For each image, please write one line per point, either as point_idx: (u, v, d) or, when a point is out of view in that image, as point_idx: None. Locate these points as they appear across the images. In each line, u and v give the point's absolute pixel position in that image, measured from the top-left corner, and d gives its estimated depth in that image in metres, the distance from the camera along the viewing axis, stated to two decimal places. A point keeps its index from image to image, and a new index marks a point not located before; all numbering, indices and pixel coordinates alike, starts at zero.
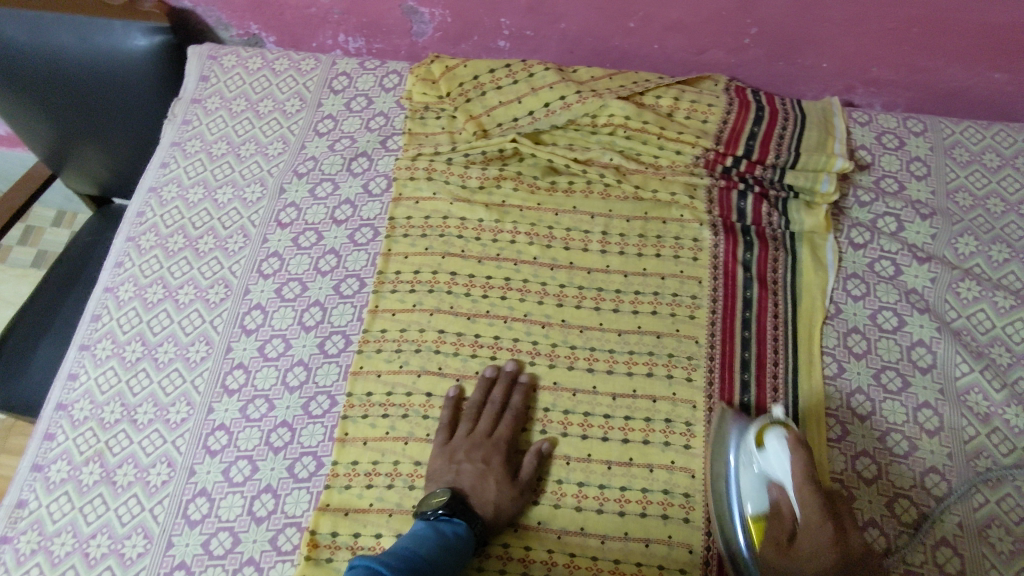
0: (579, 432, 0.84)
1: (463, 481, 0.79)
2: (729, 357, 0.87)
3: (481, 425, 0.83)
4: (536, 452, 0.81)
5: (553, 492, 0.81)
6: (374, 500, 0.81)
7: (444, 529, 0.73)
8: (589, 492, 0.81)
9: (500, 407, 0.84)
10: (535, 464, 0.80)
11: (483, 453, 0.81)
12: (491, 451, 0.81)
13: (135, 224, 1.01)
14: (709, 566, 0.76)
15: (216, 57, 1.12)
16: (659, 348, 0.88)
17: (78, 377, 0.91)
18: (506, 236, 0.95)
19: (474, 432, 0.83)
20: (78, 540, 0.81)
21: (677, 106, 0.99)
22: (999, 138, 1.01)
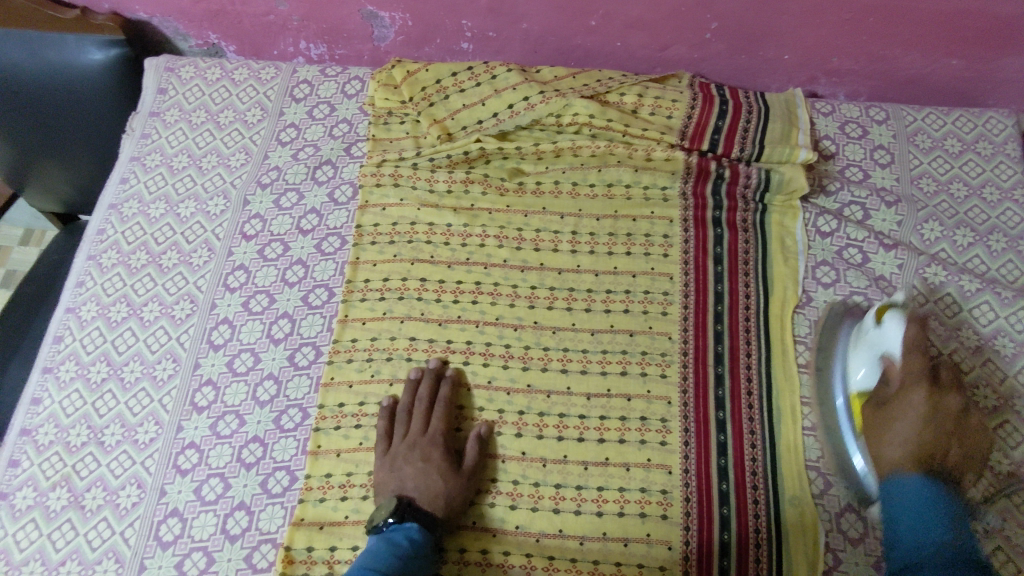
0: (555, 434, 0.83)
1: (408, 485, 0.78)
2: (703, 351, 0.87)
3: (414, 425, 0.82)
4: (475, 437, 0.82)
5: (530, 494, 0.80)
6: (349, 512, 0.80)
7: (397, 538, 0.73)
8: (566, 494, 0.80)
9: (428, 402, 0.83)
10: (478, 449, 0.81)
11: (422, 450, 0.80)
12: (429, 449, 0.80)
13: (96, 242, 0.99)
14: (689, 563, 0.77)
15: (174, 69, 1.10)
16: (632, 347, 0.88)
17: (42, 401, 0.88)
18: (476, 240, 0.95)
19: (409, 434, 0.82)
20: (46, 568, 0.79)
21: (641, 103, 0.99)
22: (959, 123, 1.02)
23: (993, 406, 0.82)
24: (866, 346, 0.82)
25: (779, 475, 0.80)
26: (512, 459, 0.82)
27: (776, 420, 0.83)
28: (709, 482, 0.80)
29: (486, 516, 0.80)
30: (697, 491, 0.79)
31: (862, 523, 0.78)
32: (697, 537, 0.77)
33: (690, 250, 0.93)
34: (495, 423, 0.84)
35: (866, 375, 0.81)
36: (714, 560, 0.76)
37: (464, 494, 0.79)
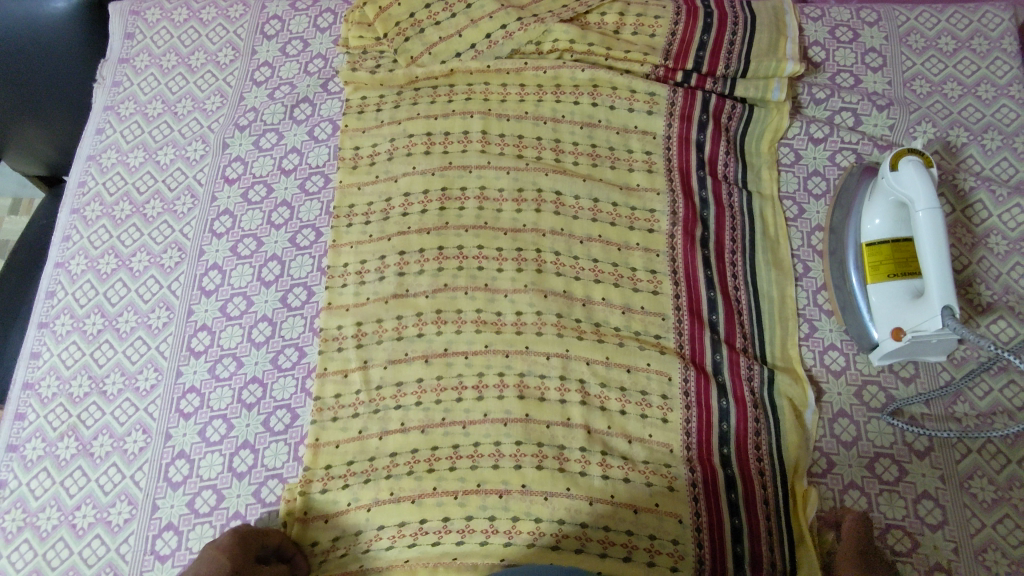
0: (555, 331, 0.83)
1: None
2: (693, 277, 0.86)
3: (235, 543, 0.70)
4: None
5: (533, 454, 0.78)
6: (361, 428, 0.80)
7: None
8: (571, 455, 0.78)
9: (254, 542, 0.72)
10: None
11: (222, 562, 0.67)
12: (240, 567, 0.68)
13: (78, 195, 0.98)
14: (697, 487, 0.77)
15: (139, 12, 1.07)
16: (625, 325, 0.84)
17: (41, 355, 0.89)
18: (457, 147, 0.93)
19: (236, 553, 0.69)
20: (63, 513, 0.81)
21: (623, 21, 0.96)
22: (953, 20, 0.98)
23: (986, 301, 0.84)
24: (884, 195, 0.80)
25: (775, 395, 0.81)
26: (518, 357, 0.82)
27: (769, 348, 0.84)
28: (709, 405, 0.80)
29: (490, 479, 0.77)
30: (697, 411, 0.80)
31: (856, 425, 0.81)
32: (697, 456, 0.78)
33: (674, 176, 0.91)
34: (494, 386, 0.81)
35: (881, 223, 0.81)
36: (721, 493, 0.77)
37: None
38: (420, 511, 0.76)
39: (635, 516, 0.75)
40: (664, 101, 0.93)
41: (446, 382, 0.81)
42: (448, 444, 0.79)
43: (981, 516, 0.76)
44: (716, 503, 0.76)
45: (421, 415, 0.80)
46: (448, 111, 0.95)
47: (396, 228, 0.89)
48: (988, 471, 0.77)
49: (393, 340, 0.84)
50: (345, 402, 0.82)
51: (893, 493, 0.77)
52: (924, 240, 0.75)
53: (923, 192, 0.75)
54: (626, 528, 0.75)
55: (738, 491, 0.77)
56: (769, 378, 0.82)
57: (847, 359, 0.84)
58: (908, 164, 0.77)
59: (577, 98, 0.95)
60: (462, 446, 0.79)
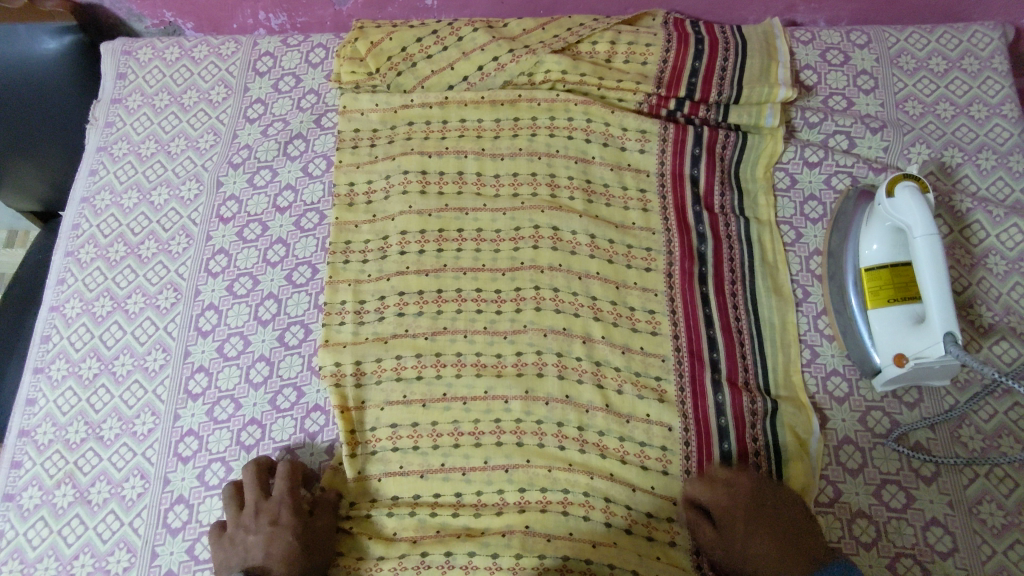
0: (556, 372, 0.83)
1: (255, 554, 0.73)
2: (693, 316, 0.85)
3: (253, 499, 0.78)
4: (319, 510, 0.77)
5: (537, 500, 0.78)
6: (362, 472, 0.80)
7: None
8: (575, 499, 0.78)
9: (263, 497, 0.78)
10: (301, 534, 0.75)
11: (267, 512, 0.76)
12: (276, 507, 0.76)
13: (72, 237, 0.97)
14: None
15: (131, 51, 1.07)
16: (626, 365, 0.83)
17: (37, 402, 0.88)
18: (451, 189, 0.93)
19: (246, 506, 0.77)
20: (61, 563, 0.80)
21: (615, 51, 0.96)
22: (944, 41, 0.99)
23: (987, 324, 0.83)
24: (882, 219, 0.80)
25: (779, 429, 0.80)
26: (518, 400, 0.82)
27: (773, 384, 0.83)
28: (712, 444, 0.79)
29: (494, 524, 0.77)
30: (699, 449, 0.79)
31: (861, 452, 0.80)
32: None
33: (670, 214, 0.91)
34: (496, 433, 0.81)
35: (880, 249, 0.81)
36: None
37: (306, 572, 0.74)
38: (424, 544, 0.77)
39: (638, 558, 0.75)
40: (656, 136, 0.93)
41: (441, 428, 0.81)
42: (450, 491, 0.79)
43: (991, 542, 0.75)
44: None
45: (420, 459, 0.80)
46: (442, 149, 0.95)
47: (394, 266, 0.89)
48: (996, 496, 0.76)
49: (393, 381, 0.83)
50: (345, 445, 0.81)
51: (902, 521, 0.76)
52: (925, 265, 0.74)
53: (922, 219, 0.75)
54: (630, 569, 0.74)
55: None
56: (773, 412, 0.81)
57: (850, 385, 0.83)
58: (904, 189, 0.77)
59: (571, 132, 0.95)
60: (465, 494, 0.79)
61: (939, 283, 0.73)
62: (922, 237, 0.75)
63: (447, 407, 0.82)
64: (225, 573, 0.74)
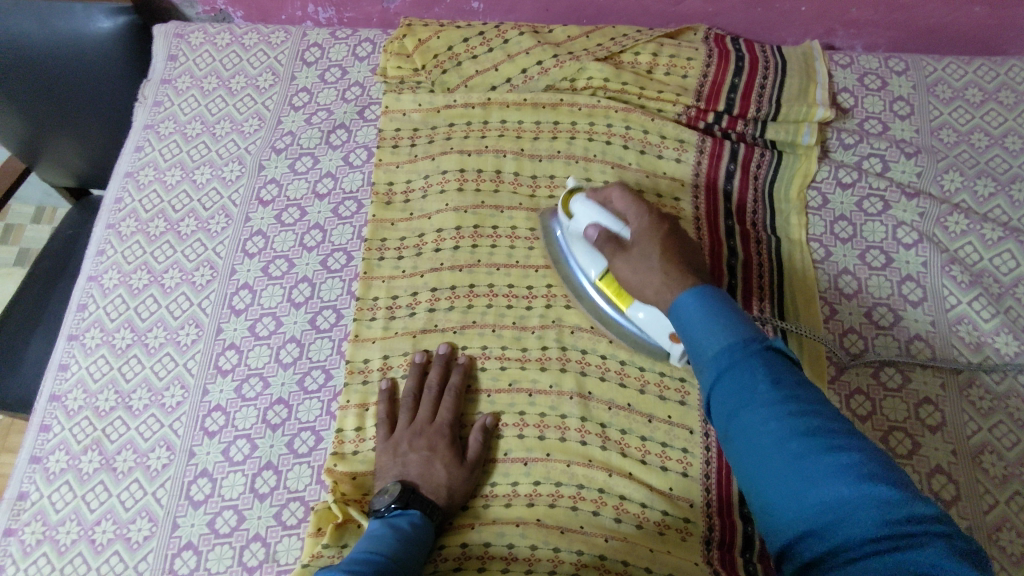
0: (578, 368, 0.84)
1: (410, 471, 0.77)
2: None
3: (421, 413, 0.81)
4: (480, 428, 0.80)
5: (549, 493, 0.78)
6: None
7: (399, 523, 0.71)
8: (587, 495, 0.78)
9: (437, 391, 0.82)
10: (481, 440, 0.80)
11: (424, 440, 0.79)
12: (434, 437, 0.79)
13: (114, 210, 0.99)
14: (712, 532, 0.76)
15: (183, 35, 1.09)
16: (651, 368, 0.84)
17: (69, 367, 0.90)
18: (487, 186, 0.94)
19: (415, 420, 0.81)
20: (83, 528, 0.81)
21: (656, 62, 0.98)
22: (981, 72, 1.00)
23: (1012, 352, 0.83)
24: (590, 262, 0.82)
25: None
26: (542, 394, 0.83)
27: None
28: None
29: (505, 515, 0.78)
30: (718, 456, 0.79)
31: None
32: (717, 499, 0.78)
33: (702, 224, 0.91)
34: (516, 425, 0.82)
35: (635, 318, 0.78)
36: (737, 553, 0.75)
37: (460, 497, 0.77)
38: (438, 538, 0.76)
39: (651, 553, 0.74)
40: (693, 148, 0.95)
41: (470, 418, 0.83)
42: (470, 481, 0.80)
43: (1009, 570, 0.73)
44: (729, 541, 0.76)
45: None
46: (481, 147, 0.96)
47: (428, 262, 0.91)
48: (1017, 524, 0.75)
49: (417, 370, 0.84)
50: (366, 436, 0.82)
51: None
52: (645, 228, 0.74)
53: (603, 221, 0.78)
54: (643, 566, 0.73)
55: (753, 552, 0.75)
56: None
57: (873, 404, 0.82)
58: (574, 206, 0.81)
59: (609, 138, 0.96)
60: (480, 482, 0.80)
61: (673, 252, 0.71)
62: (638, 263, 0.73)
63: (472, 399, 0.84)
64: (383, 477, 0.78)
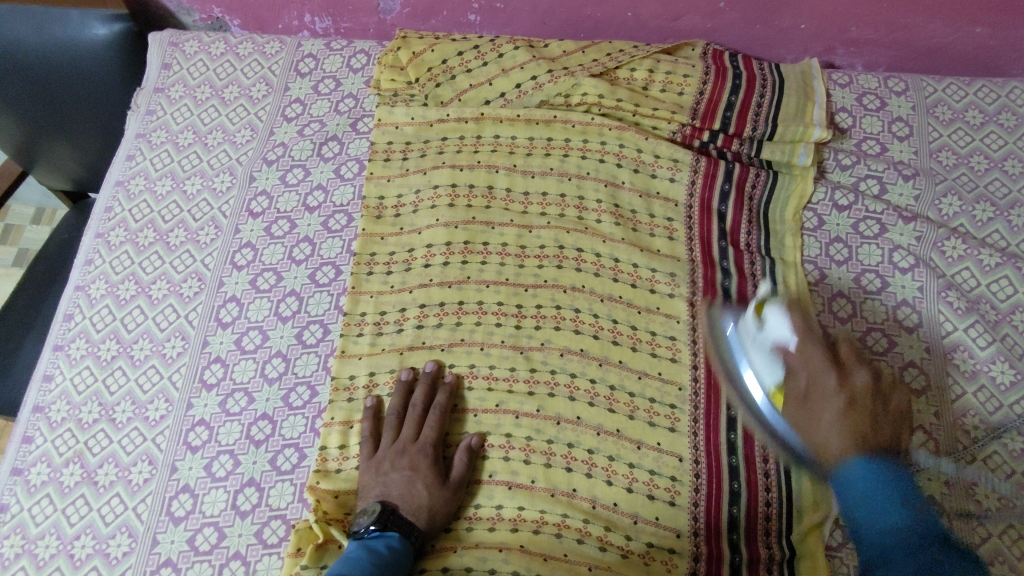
0: (567, 394, 0.83)
1: (392, 492, 0.76)
2: (714, 349, 0.85)
3: (406, 430, 0.80)
4: (465, 449, 0.79)
5: (533, 519, 0.77)
6: None
7: (376, 546, 0.70)
8: (572, 523, 0.77)
9: (423, 408, 0.81)
10: (466, 461, 0.78)
11: (407, 460, 0.78)
12: (417, 456, 0.78)
13: (103, 220, 0.99)
14: (699, 562, 0.75)
15: (178, 43, 1.09)
16: (640, 391, 0.83)
17: (54, 378, 0.89)
18: (480, 202, 0.94)
19: (399, 438, 0.80)
20: (62, 542, 0.80)
21: (652, 79, 0.97)
22: (981, 94, 0.99)
23: (1008, 381, 0.82)
24: (754, 344, 0.78)
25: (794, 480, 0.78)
26: (528, 416, 0.82)
27: None
28: (719, 481, 0.78)
29: (488, 540, 0.77)
30: (707, 483, 0.78)
31: None
32: (704, 527, 0.77)
33: (696, 245, 0.91)
34: (503, 448, 0.81)
35: (773, 373, 0.76)
36: None
37: (441, 519, 0.76)
38: (420, 561, 0.75)
39: None
40: (688, 167, 0.94)
41: (455, 438, 0.82)
42: None
43: None
44: (716, 571, 0.75)
45: None
46: (475, 163, 0.95)
47: (418, 278, 0.90)
48: (1009, 558, 0.74)
49: (404, 387, 0.83)
50: (349, 454, 0.81)
51: None
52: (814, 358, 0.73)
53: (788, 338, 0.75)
54: None
55: None
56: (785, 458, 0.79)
57: None
58: (772, 310, 0.77)
59: (603, 156, 0.96)
60: (463, 505, 0.79)
61: (859, 427, 0.69)
62: (824, 361, 0.72)
63: (458, 419, 0.83)
64: (365, 496, 0.77)
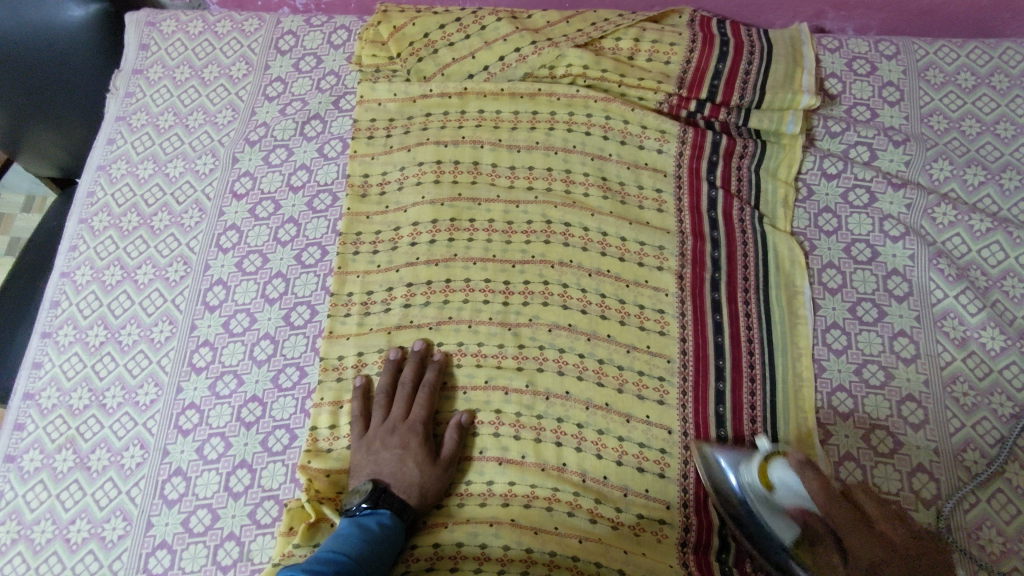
0: (556, 369, 0.82)
1: (383, 470, 0.76)
2: (703, 321, 0.85)
3: (395, 409, 0.80)
4: (456, 426, 0.79)
5: (524, 494, 0.78)
6: None
7: (367, 523, 0.71)
8: (562, 496, 0.77)
9: (412, 386, 0.81)
10: (457, 438, 0.79)
11: (397, 438, 0.78)
12: (407, 435, 0.78)
13: (87, 205, 0.98)
14: (689, 532, 0.76)
15: (155, 23, 1.07)
16: (629, 364, 0.83)
17: (43, 365, 0.89)
18: (466, 178, 0.93)
19: (389, 417, 0.80)
20: (57, 527, 0.81)
21: (637, 48, 0.95)
22: (974, 56, 0.97)
23: (997, 347, 0.82)
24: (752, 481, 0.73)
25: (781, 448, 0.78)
26: (517, 393, 0.82)
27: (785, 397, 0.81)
28: None
29: (479, 515, 0.77)
30: (696, 454, 0.79)
31: (861, 470, 0.77)
32: (694, 498, 0.77)
33: (685, 216, 0.90)
34: (493, 424, 0.81)
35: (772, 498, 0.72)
36: (712, 554, 0.75)
37: (434, 495, 0.76)
38: (412, 538, 0.76)
39: (625, 555, 0.74)
40: (675, 138, 0.93)
41: (444, 416, 0.82)
42: None
43: (988, 569, 0.72)
44: (706, 541, 0.76)
45: None
46: (459, 139, 0.94)
47: (404, 257, 0.89)
48: (996, 522, 0.74)
49: (392, 367, 0.83)
50: (340, 434, 0.82)
51: None
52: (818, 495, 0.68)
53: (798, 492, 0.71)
54: (616, 567, 0.73)
55: (730, 552, 0.75)
56: (774, 428, 0.79)
57: (855, 401, 0.81)
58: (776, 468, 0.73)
59: (589, 130, 0.94)
60: (454, 484, 0.79)
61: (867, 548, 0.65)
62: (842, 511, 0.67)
63: (448, 396, 0.83)
64: (356, 476, 0.77)
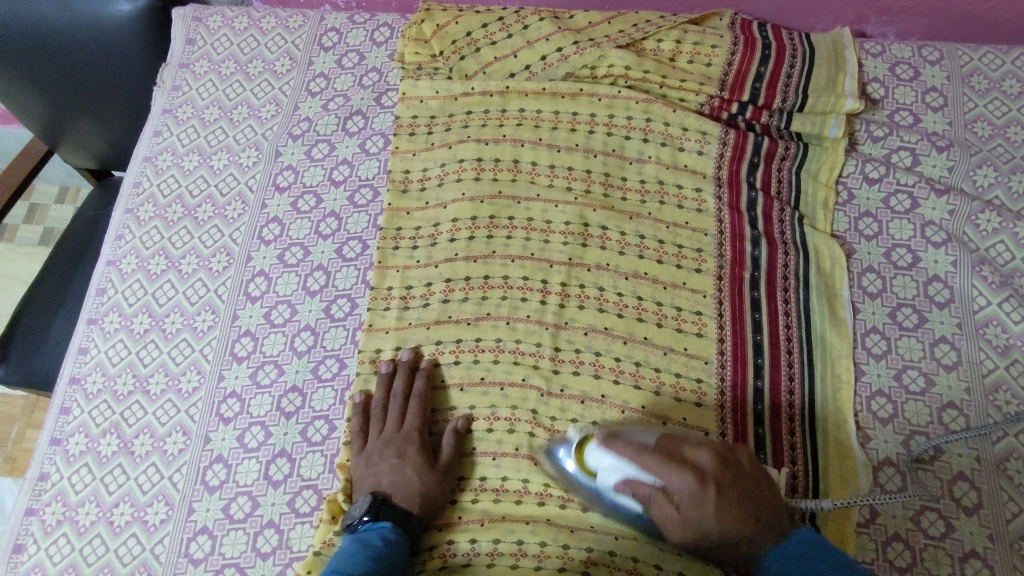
0: (591, 372, 0.83)
1: (383, 481, 0.77)
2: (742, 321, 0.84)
3: (390, 419, 0.81)
4: (452, 432, 0.80)
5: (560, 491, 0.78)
6: None
7: (371, 538, 0.71)
8: None
9: (404, 396, 0.82)
10: (453, 443, 0.80)
11: (395, 448, 0.79)
12: (403, 444, 0.79)
13: (133, 195, 1.00)
14: None
15: (201, 18, 1.08)
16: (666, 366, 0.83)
17: (89, 351, 0.91)
18: (506, 175, 0.93)
19: (386, 428, 0.81)
20: (101, 509, 0.82)
21: (679, 50, 0.96)
22: (1020, 62, 0.96)
23: None
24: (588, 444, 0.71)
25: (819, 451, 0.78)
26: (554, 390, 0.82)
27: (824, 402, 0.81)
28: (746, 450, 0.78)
29: (517, 510, 0.78)
30: None
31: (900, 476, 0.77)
32: None
33: (725, 215, 0.90)
34: (530, 424, 0.81)
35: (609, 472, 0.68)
36: None
37: (435, 502, 0.77)
38: (446, 534, 0.77)
39: (662, 552, 0.74)
40: (716, 140, 0.92)
41: (479, 412, 0.82)
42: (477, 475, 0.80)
43: None
44: None
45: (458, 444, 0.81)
46: (499, 137, 0.95)
47: (443, 253, 0.90)
48: None
49: (431, 364, 0.84)
50: None
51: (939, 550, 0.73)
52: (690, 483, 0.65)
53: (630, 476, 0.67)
54: (654, 564, 0.73)
55: None
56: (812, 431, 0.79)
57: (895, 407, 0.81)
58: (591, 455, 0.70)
59: (629, 132, 0.94)
60: (490, 478, 0.80)
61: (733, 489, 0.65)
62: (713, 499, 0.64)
63: (485, 391, 0.83)
64: (359, 488, 0.78)
